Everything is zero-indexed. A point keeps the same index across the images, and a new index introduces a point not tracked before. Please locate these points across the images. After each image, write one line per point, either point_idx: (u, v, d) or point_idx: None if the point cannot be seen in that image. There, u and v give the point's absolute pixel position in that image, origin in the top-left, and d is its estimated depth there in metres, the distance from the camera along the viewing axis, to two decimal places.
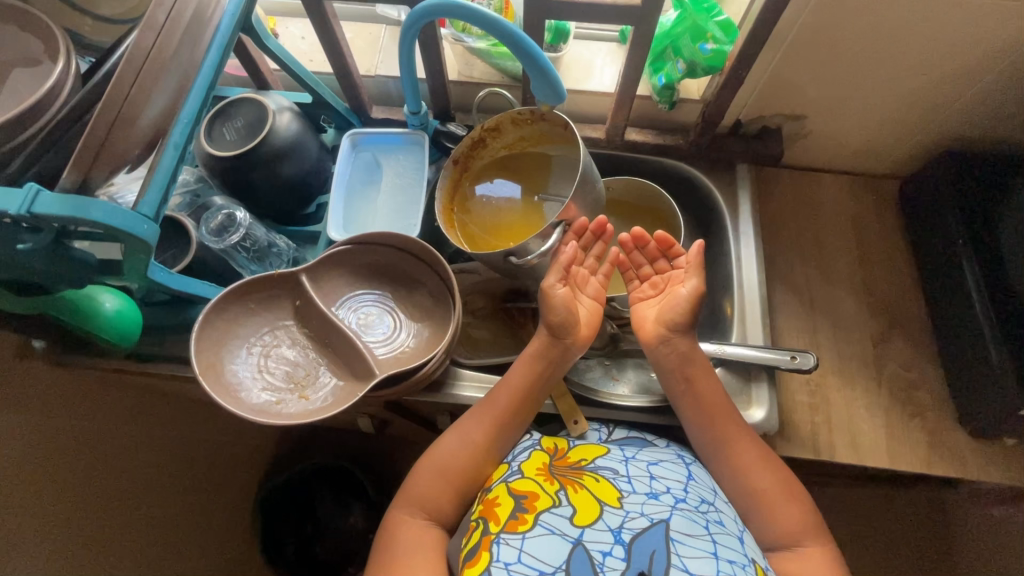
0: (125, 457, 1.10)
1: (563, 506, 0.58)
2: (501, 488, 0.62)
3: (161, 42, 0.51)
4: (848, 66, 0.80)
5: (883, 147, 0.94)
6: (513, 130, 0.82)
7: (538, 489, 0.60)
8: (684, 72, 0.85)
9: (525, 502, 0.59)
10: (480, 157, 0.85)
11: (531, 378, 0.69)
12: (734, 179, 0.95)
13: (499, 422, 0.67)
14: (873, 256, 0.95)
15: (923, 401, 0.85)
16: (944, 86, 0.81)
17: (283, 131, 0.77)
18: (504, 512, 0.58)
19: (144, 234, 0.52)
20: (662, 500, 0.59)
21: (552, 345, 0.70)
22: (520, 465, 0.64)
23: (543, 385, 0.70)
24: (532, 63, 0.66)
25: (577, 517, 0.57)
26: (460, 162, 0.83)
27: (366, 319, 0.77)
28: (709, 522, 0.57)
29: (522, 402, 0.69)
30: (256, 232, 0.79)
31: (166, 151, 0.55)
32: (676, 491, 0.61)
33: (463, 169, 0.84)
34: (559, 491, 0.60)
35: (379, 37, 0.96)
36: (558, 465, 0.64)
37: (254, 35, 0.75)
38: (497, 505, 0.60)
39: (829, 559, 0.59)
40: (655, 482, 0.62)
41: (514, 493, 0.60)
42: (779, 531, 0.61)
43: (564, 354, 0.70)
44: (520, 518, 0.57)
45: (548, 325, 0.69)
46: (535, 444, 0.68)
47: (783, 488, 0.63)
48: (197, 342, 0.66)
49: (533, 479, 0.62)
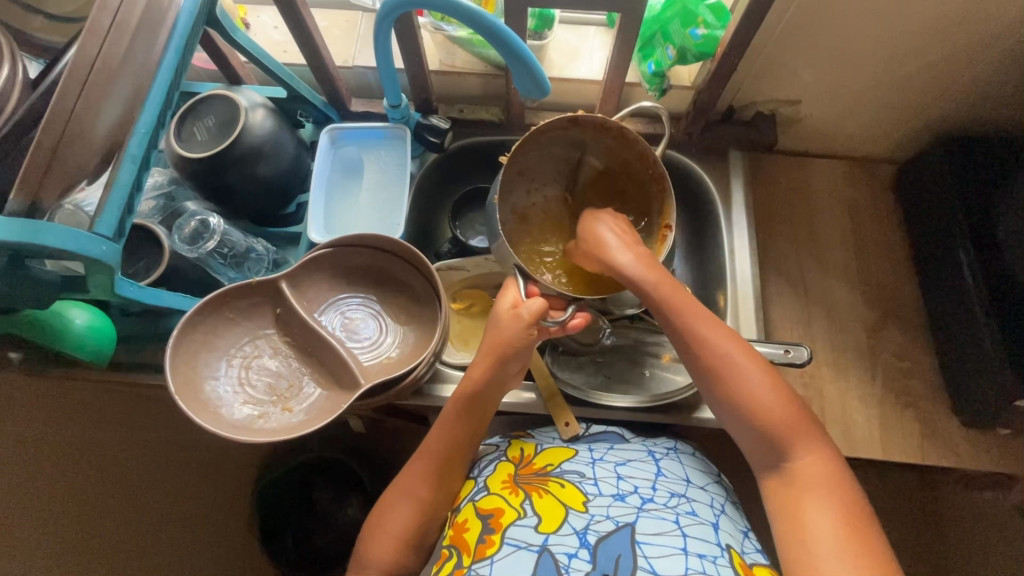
0: (113, 462, 1.08)
1: (528, 516, 0.58)
2: (469, 509, 0.61)
3: (107, 49, 0.48)
4: (842, 51, 0.77)
5: (878, 132, 0.92)
6: (629, 157, 0.67)
7: (503, 504, 0.60)
8: (675, 58, 0.81)
9: (491, 521, 0.59)
10: (586, 147, 0.68)
11: (463, 426, 0.65)
12: (726, 168, 0.92)
13: (442, 466, 0.65)
14: (868, 244, 0.93)
15: (917, 391, 0.85)
16: (942, 69, 0.78)
17: (256, 129, 0.73)
18: (472, 538, 0.59)
19: (100, 255, 0.50)
20: (628, 502, 0.59)
21: (482, 394, 0.64)
22: (486, 481, 0.64)
23: (474, 437, 0.66)
24: (513, 55, 0.62)
25: (542, 525, 0.57)
26: (575, 124, 0.65)
27: (351, 323, 0.74)
28: (679, 515, 0.57)
29: (450, 451, 0.65)
30: (232, 236, 0.76)
31: (124, 163, 0.53)
32: (643, 490, 0.60)
33: (567, 129, 0.66)
34: (524, 503, 0.59)
35: (355, 25, 0.91)
36: (523, 473, 0.63)
37: (220, 29, 0.72)
38: (466, 530, 0.60)
39: (828, 466, 0.53)
40: (623, 483, 0.61)
41: (481, 513, 0.60)
42: (759, 445, 0.55)
43: (495, 393, 0.65)
44: (488, 541, 0.57)
45: (493, 358, 0.62)
46: (502, 455, 0.67)
47: (765, 402, 0.55)
48: (172, 359, 0.63)
49: (498, 493, 0.61)
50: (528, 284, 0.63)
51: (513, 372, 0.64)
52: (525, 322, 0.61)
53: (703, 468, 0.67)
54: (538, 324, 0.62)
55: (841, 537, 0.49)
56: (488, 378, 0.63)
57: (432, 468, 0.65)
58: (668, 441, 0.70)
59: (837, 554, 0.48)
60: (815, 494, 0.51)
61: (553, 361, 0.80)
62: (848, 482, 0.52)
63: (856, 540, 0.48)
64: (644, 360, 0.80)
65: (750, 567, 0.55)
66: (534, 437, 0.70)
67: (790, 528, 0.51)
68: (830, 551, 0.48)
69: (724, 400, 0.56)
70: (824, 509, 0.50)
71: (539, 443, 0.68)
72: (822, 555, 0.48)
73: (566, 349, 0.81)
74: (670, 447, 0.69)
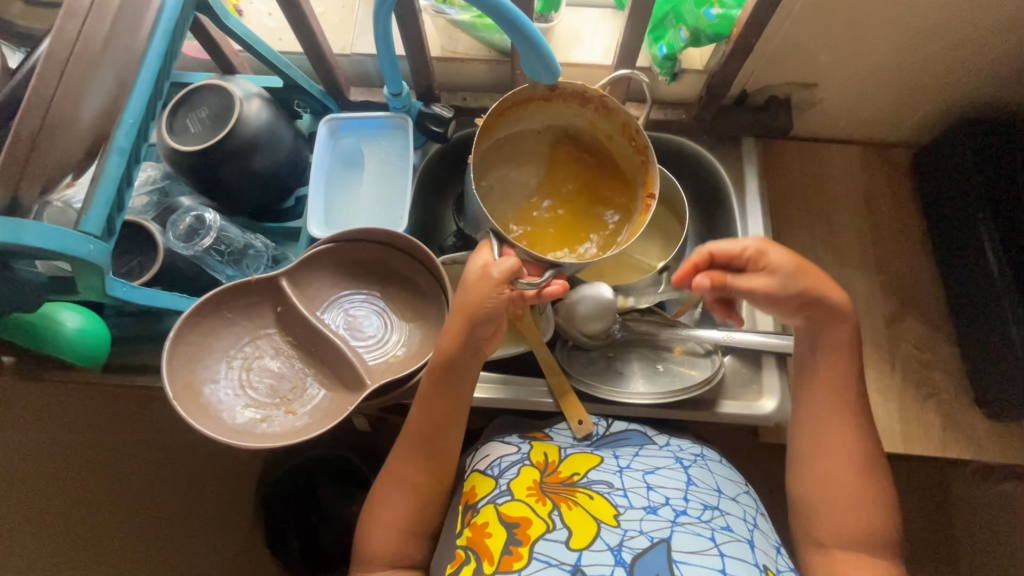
0: (113, 463, 1.06)
1: (558, 529, 0.56)
2: (490, 511, 0.59)
3: (88, 32, 0.47)
4: (862, 30, 0.74)
5: (897, 116, 0.89)
6: (609, 125, 0.70)
7: (530, 513, 0.57)
8: (687, 41, 0.78)
9: (518, 531, 0.56)
10: (567, 120, 0.71)
11: (441, 399, 0.62)
12: (740, 154, 0.89)
13: (428, 444, 0.62)
14: (886, 231, 0.90)
15: (938, 382, 0.82)
16: (965, 48, 0.75)
17: (252, 121, 0.70)
18: (497, 547, 0.56)
19: (88, 255, 0.47)
20: (661, 515, 0.56)
21: (454, 364, 0.61)
22: (509, 484, 0.61)
23: (457, 410, 0.63)
24: (521, 36, 0.59)
25: (573, 540, 0.55)
26: (551, 92, 0.68)
27: (354, 321, 0.72)
28: (714, 531, 0.55)
29: (429, 430, 0.62)
30: (230, 232, 0.74)
31: (110, 156, 0.49)
32: (675, 502, 0.58)
33: (545, 100, 0.69)
34: (552, 512, 0.57)
35: (352, 11, 0.88)
36: (549, 482, 0.61)
37: (210, 14, 0.68)
38: (488, 536, 0.57)
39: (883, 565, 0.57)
40: (654, 494, 0.59)
41: (506, 520, 0.57)
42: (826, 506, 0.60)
43: (471, 361, 0.62)
44: (515, 553, 0.55)
45: (466, 319, 0.58)
46: (525, 458, 0.64)
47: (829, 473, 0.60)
48: (168, 360, 0.61)
49: (523, 500, 0.59)
50: (502, 246, 0.60)
51: (488, 337, 0.61)
52: (501, 284, 0.57)
53: (732, 477, 0.65)
54: (509, 284, 0.58)
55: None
56: (460, 344, 0.60)
57: (416, 447, 0.63)
58: (694, 446, 0.68)
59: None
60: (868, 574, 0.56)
61: (562, 356, 0.77)
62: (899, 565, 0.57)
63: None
64: (658, 353, 0.77)
65: None
66: (553, 438, 0.68)
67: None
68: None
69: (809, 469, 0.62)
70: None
71: (563, 447, 0.66)
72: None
73: (576, 344, 0.78)
74: (698, 453, 0.67)
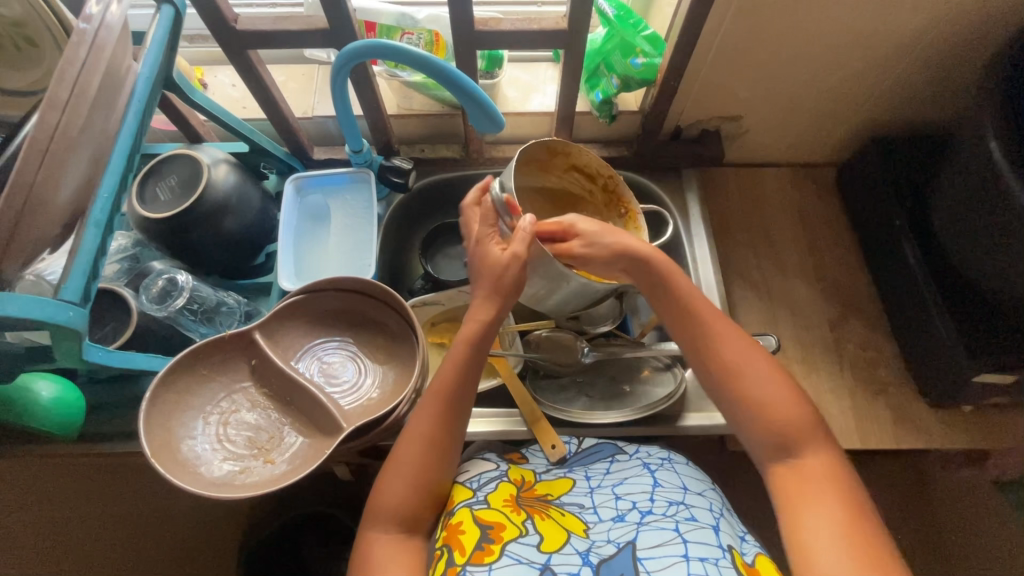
0: (87, 541, 1.02)
1: (530, 534, 0.58)
2: (465, 512, 0.60)
3: (67, 121, 0.48)
4: (769, 69, 0.83)
5: (815, 139, 0.98)
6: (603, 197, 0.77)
7: (503, 519, 0.59)
8: (619, 87, 0.86)
9: (491, 532, 0.57)
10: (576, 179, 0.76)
11: (466, 363, 0.63)
12: (681, 183, 0.97)
13: (451, 411, 0.61)
14: (821, 242, 0.98)
15: (884, 378, 0.88)
16: (861, 77, 0.85)
17: (220, 184, 0.74)
18: (470, 542, 0.56)
19: (69, 321, 0.50)
20: (628, 520, 0.60)
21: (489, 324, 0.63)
22: (486, 495, 0.62)
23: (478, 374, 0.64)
24: (464, 93, 0.65)
25: (544, 543, 0.57)
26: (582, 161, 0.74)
27: (329, 368, 0.74)
28: (679, 523, 0.58)
29: (464, 383, 0.62)
30: (202, 292, 0.77)
31: (87, 229, 0.53)
32: (641, 505, 0.61)
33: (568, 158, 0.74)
34: (526, 521, 0.59)
35: (312, 79, 0.94)
36: (524, 497, 0.63)
37: (178, 91, 0.72)
38: (461, 532, 0.58)
39: (829, 468, 0.54)
40: (621, 503, 0.62)
41: (479, 521, 0.58)
42: (762, 441, 0.56)
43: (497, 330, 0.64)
44: (486, 549, 0.55)
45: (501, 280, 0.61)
46: (502, 475, 0.66)
47: (771, 399, 0.57)
48: (146, 420, 0.62)
49: (499, 508, 0.60)
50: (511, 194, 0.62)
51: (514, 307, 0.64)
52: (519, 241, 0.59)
53: (697, 476, 0.68)
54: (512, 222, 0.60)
55: (843, 537, 0.48)
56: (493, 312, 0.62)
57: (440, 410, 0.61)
58: (661, 452, 0.71)
59: (837, 549, 0.48)
60: (817, 492, 0.52)
61: (533, 385, 0.81)
62: (849, 483, 0.53)
63: (868, 549, 0.48)
64: (625, 375, 0.82)
65: (752, 566, 0.55)
66: (527, 463, 0.70)
67: (789, 524, 0.51)
68: (832, 549, 0.48)
69: (736, 404, 0.58)
70: (827, 507, 0.51)
71: (538, 473, 0.69)
72: (825, 552, 0.48)
73: (547, 373, 0.82)
74: (666, 457, 0.70)
